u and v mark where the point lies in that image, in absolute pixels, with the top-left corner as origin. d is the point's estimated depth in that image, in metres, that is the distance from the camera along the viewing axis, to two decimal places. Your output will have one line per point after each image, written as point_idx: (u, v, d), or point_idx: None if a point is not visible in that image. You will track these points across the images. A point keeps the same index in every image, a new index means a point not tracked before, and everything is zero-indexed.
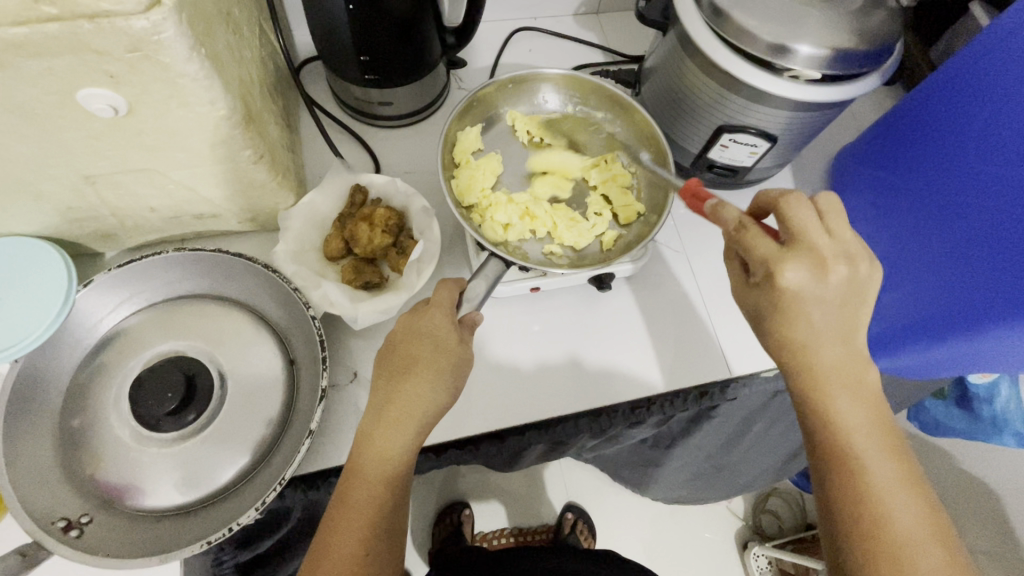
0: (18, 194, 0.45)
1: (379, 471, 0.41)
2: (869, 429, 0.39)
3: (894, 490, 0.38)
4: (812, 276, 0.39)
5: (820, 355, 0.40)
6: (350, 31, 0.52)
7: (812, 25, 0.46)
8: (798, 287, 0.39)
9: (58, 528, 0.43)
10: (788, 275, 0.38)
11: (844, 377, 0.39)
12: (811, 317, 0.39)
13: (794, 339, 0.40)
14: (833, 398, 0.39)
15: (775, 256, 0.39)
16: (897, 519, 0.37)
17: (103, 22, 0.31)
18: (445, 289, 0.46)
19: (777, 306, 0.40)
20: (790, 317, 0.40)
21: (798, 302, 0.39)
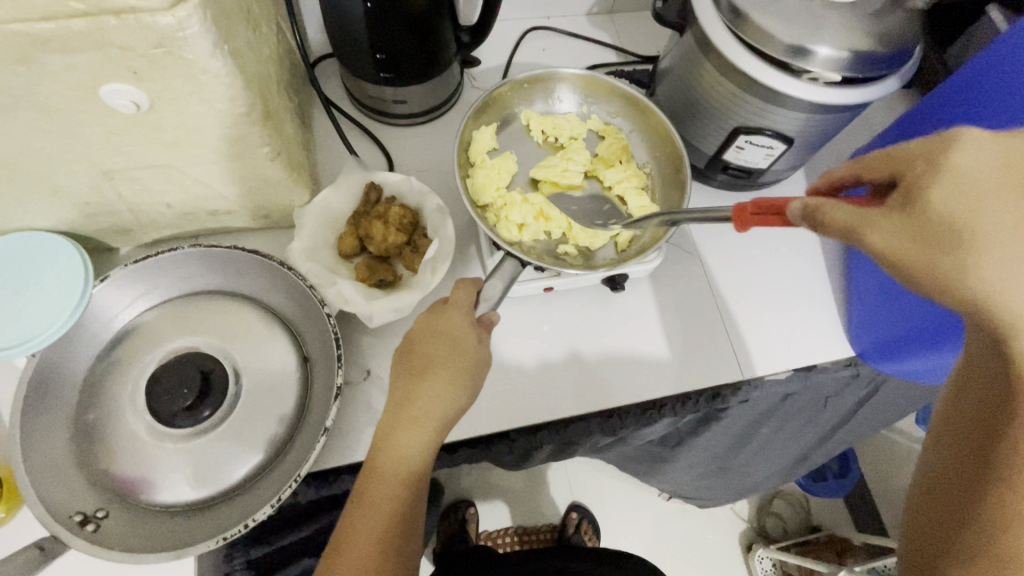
0: (36, 189, 0.45)
1: (397, 470, 0.41)
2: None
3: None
4: (996, 157, 0.27)
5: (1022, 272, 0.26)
6: (367, 29, 0.52)
7: (832, 27, 0.46)
8: (990, 167, 0.27)
9: (75, 522, 0.43)
10: (964, 152, 0.28)
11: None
12: (1010, 223, 0.27)
13: (987, 264, 0.27)
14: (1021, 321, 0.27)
15: (940, 140, 0.29)
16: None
17: (129, 18, 0.31)
18: (463, 289, 0.47)
19: (961, 201, 0.27)
20: (985, 224, 0.27)
21: (991, 196, 0.27)
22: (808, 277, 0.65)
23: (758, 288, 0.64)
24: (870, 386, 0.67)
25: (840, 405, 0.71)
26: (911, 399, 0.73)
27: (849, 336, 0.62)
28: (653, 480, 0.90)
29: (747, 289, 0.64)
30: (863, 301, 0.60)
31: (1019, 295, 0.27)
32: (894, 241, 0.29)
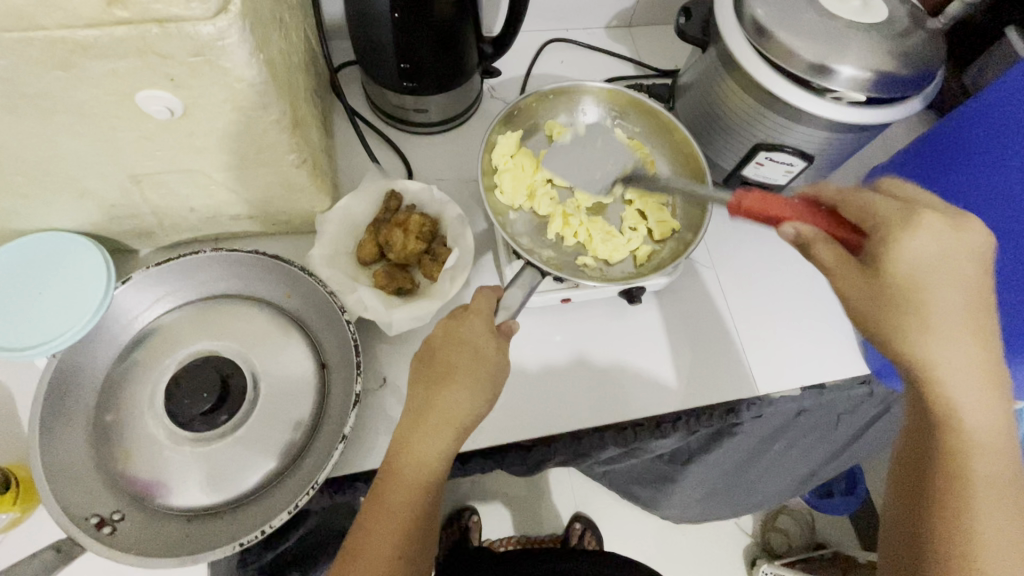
0: (65, 190, 0.46)
1: (416, 476, 0.41)
2: (988, 452, 0.36)
3: (1007, 527, 0.35)
4: (944, 239, 0.35)
5: (952, 350, 0.34)
6: (393, 39, 0.52)
7: (856, 48, 0.47)
8: (936, 255, 0.34)
9: (91, 524, 0.43)
10: (920, 232, 0.35)
11: (973, 383, 0.35)
12: (949, 294, 0.34)
13: (929, 333, 0.34)
14: (951, 385, 0.35)
15: (907, 215, 0.36)
16: (1000, 560, 0.34)
17: (170, 26, 0.32)
18: (484, 296, 0.47)
19: (919, 277, 0.34)
20: (931, 301, 0.34)
21: (938, 273, 0.34)
22: (824, 295, 0.65)
23: (775, 302, 0.64)
24: (883, 404, 0.67)
25: (853, 422, 0.71)
26: None
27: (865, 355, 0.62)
28: (659, 496, 0.89)
29: (764, 305, 0.64)
30: None
31: (946, 360, 0.35)
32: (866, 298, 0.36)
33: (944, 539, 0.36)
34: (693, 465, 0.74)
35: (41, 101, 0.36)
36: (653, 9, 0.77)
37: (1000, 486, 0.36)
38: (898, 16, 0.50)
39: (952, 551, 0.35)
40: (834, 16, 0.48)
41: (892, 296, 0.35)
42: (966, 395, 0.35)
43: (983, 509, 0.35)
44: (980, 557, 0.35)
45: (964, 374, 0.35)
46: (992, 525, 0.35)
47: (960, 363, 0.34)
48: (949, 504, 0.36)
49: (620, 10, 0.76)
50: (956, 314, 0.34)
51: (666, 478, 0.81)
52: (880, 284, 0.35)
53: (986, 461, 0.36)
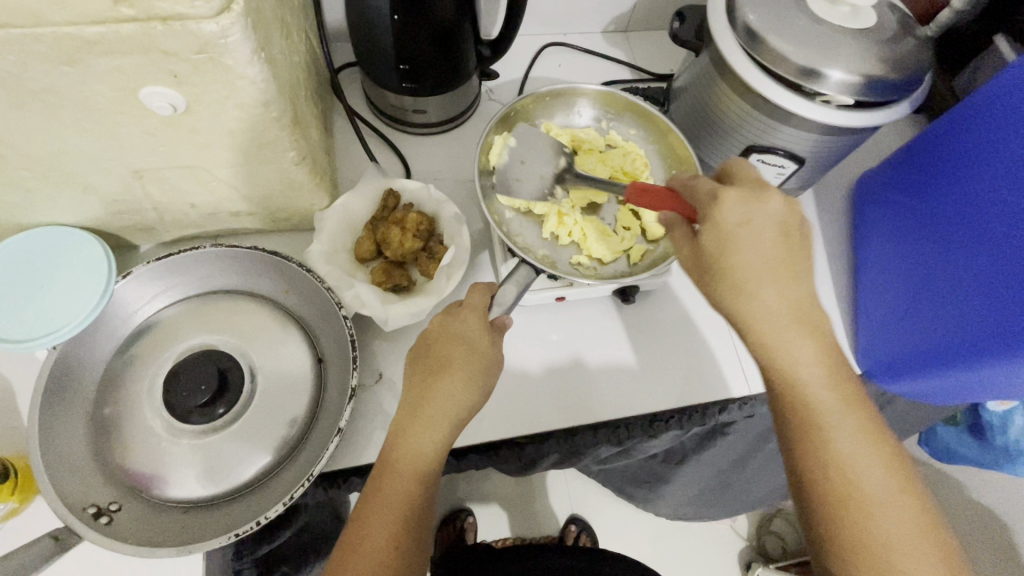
0: (68, 185, 0.47)
1: (412, 467, 0.42)
2: (822, 381, 0.41)
3: (853, 442, 0.40)
4: (747, 210, 0.41)
5: (767, 299, 0.40)
6: (392, 41, 0.53)
7: (844, 53, 0.48)
8: (742, 219, 0.41)
9: (89, 514, 0.44)
10: (729, 208, 0.41)
11: (792, 326, 0.41)
12: (757, 256, 0.40)
13: (749, 296, 0.40)
14: (773, 331, 0.40)
15: (715, 194, 0.42)
16: (859, 468, 0.40)
17: (175, 24, 0.33)
18: (478, 292, 0.48)
19: (734, 240, 0.40)
20: (744, 259, 0.40)
21: (744, 241, 0.40)
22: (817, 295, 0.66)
23: None
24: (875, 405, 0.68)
25: None
26: (915, 420, 0.73)
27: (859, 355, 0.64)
28: (653, 495, 0.90)
29: None
30: (877, 319, 0.62)
31: (764, 307, 0.40)
32: (690, 259, 0.43)
33: (814, 470, 0.41)
34: (687, 465, 0.75)
35: (47, 96, 0.37)
36: (650, 14, 0.78)
37: (843, 407, 0.41)
38: (887, 22, 0.51)
39: (827, 479, 0.40)
40: (823, 22, 0.49)
41: (713, 264, 0.41)
42: (788, 335, 0.41)
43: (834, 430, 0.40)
44: (851, 476, 0.40)
45: (779, 319, 0.40)
46: (844, 441, 0.40)
47: (778, 312, 0.40)
48: (807, 435, 0.41)
49: (616, 15, 0.77)
50: (768, 270, 0.40)
51: (659, 477, 0.82)
52: (703, 251, 0.42)
53: (823, 390, 0.41)
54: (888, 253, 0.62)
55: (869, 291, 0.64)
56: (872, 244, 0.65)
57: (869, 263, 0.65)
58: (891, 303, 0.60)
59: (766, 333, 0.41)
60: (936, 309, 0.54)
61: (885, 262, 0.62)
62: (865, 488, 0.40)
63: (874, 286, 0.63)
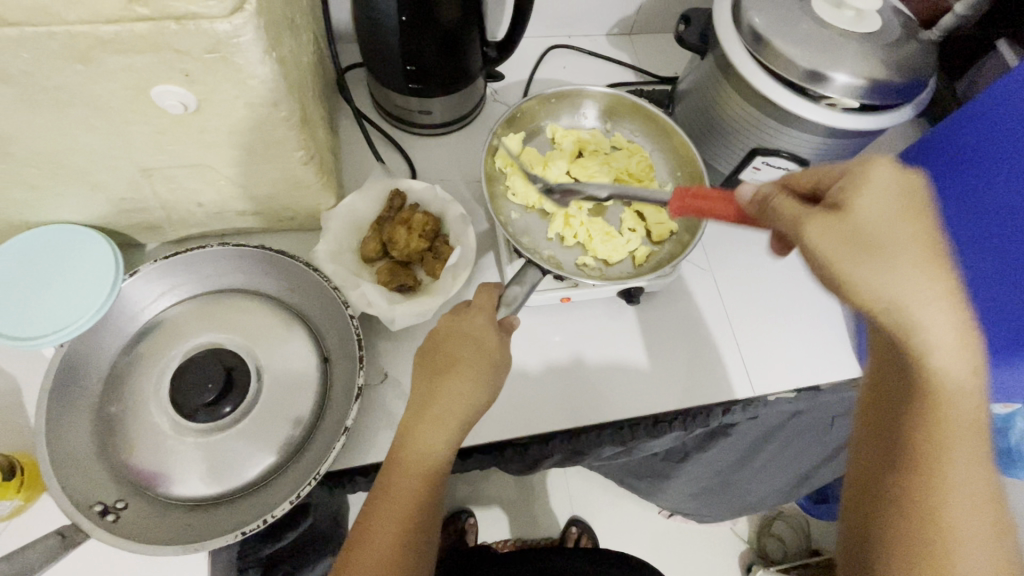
0: (77, 183, 0.47)
1: (419, 467, 0.42)
2: (960, 393, 0.35)
3: (967, 476, 0.35)
4: (905, 182, 0.34)
5: (912, 289, 0.34)
6: (400, 42, 0.53)
7: (849, 56, 0.48)
8: (896, 193, 0.34)
9: (95, 511, 0.44)
10: (879, 175, 0.34)
11: (939, 329, 0.34)
12: (913, 238, 0.34)
13: (891, 273, 0.34)
14: (914, 328, 0.34)
15: (873, 162, 0.35)
16: (960, 507, 0.35)
17: (187, 24, 0.33)
18: (486, 292, 0.48)
19: (875, 216, 0.34)
20: (891, 241, 0.34)
21: (898, 216, 0.34)
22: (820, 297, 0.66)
23: (770, 304, 0.65)
24: None
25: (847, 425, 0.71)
26: None
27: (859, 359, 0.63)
28: (654, 493, 0.90)
29: (760, 306, 0.65)
30: None
31: (903, 295, 0.34)
32: (825, 238, 0.34)
33: (919, 483, 0.36)
34: (688, 464, 0.75)
35: (59, 94, 0.37)
36: (654, 18, 0.78)
37: (972, 431, 0.35)
38: (892, 26, 0.52)
39: (924, 492, 0.35)
40: (828, 26, 0.50)
41: (857, 242, 0.34)
42: (930, 340, 0.34)
43: (949, 455, 0.35)
44: (947, 500, 0.35)
45: (924, 316, 0.34)
46: (959, 472, 0.35)
47: (930, 303, 0.34)
48: (909, 451, 0.36)
49: (621, 18, 0.78)
50: (922, 256, 0.34)
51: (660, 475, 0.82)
52: (848, 226, 0.34)
53: (960, 403, 0.35)
54: None
55: None
56: None
57: None
58: None
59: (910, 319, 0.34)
60: None
61: None
62: (956, 516, 0.35)
63: None
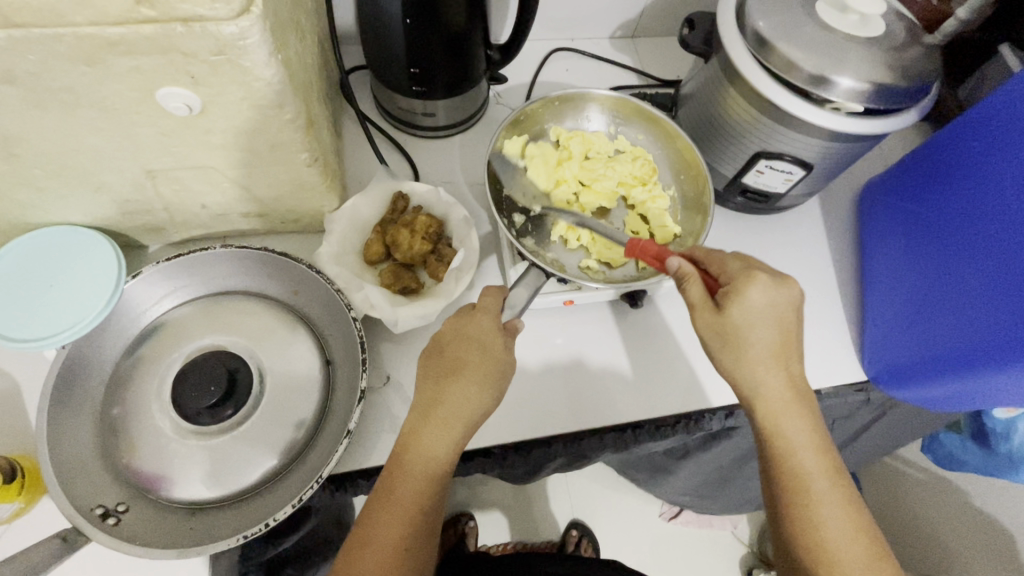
0: (80, 184, 0.47)
1: (424, 469, 0.42)
2: (808, 447, 0.45)
3: (836, 514, 0.44)
4: (768, 295, 0.45)
5: (762, 373, 0.45)
6: (404, 44, 0.53)
7: (853, 60, 0.48)
8: (758, 303, 0.45)
9: (96, 515, 0.44)
10: (749, 292, 0.45)
11: (788, 401, 0.46)
12: (764, 338, 0.45)
13: (748, 357, 0.45)
14: (767, 402, 0.45)
15: (746, 277, 0.46)
16: (837, 537, 0.44)
17: (194, 26, 0.33)
18: (491, 295, 0.48)
19: (744, 318, 0.45)
20: (752, 335, 0.45)
21: (756, 322, 0.45)
22: (821, 299, 0.67)
23: None
24: (879, 410, 0.68)
25: (848, 427, 0.72)
26: (917, 426, 0.74)
27: (864, 361, 0.63)
28: (654, 485, 0.91)
29: None
30: (881, 326, 0.61)
31: (757, 377, 0.46)
32: (707, 325, 0.46)
33: (799, 527, 0.44)
34: (688, 461, 0.76)
35: (64, 95, 0.37)
36: (657, 21, 0.79)
37: (824, 475, 0.45)
38: (896, 31, 0.52)
39: (804, 532, 0.44)
40: (832, 30, 0.50)
41: (729, 343, 0.45)
42: (779, 409, 0.46)
43: (817, 499, 0.45)
44: (826, 535, 0.44)
45: (772, 390, 0.45)
46: (829, 511, 0.44)
47: (774, 384, 0.45)
48: (790, 502, 0.45)
49: (624, 21, 0.78)
50: (768, 350, 0.45)
51: (660, 470, 0.82)
52: (725, 319, 0.45)
53: (809, 456, 0.45)
54: (894, 260, 0.62)
55: (875, 298, 0.64)
56: (877, 252, 0.65)
57: (873, 268, 0.65)
58: (894, 311, 0.60)
59: (761, 397, 0.46)
60: (942, 318, 0.54)
61: (889, 268, 0.62)
62: (837, 547, 0.43)
63: (880, 293, 0.63)
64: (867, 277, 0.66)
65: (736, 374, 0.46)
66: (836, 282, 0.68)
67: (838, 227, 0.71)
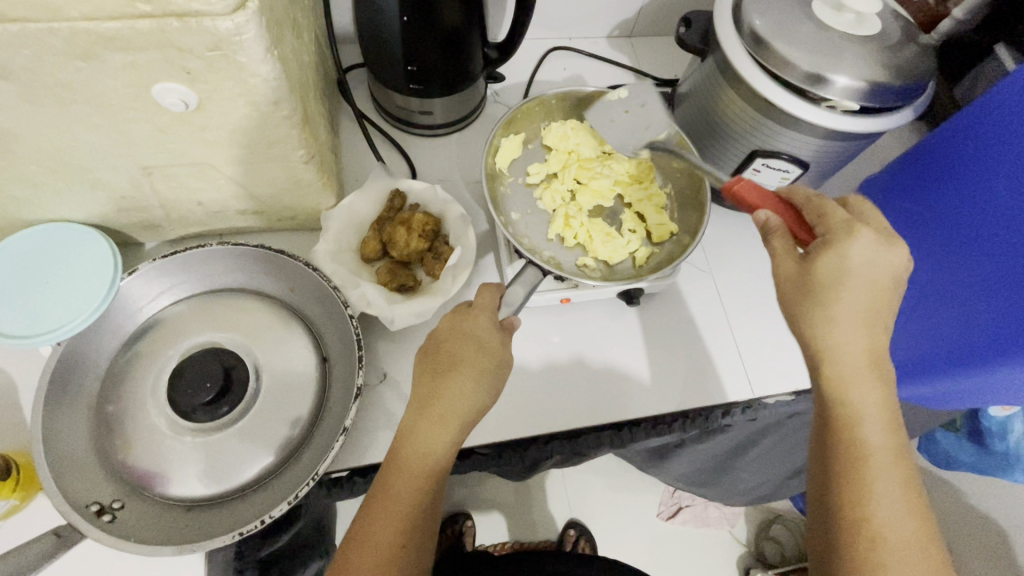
0: (76, 181, 0.47)
1: (420, 466, 0.42)
2: (877, 420, 0.40)
3: (895, 496, 0.39)
4: (876, 247, 0.41)
5: (845, 332, 0.41)
6: (401, 42, 0.53)
7: (849, 59, 0.48)
8: (859, 255, 0.41)
9: (91, 512, 0.43)
10: (860, 235, 0.41)
11: (865, 368, 0.40)
12: (862, 296, 0.41)
13: (832, 312, 0.41)
14: (843, 363, 0.41)
15: (848, 229, 0.42)
16: (891, 520, 0.38)
17: (190, 21, 0.33)
18: (488, 293, 0.48)
19: (838, 270, 0.41)
20: (842, 290, 0.41)
21: (858, 273, 0.41)
22: None
23: (770, 304, 0.65)
24: None
25: None
26: (912, 425, 0.74)
27: None
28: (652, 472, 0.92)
29: (759, 306, 0.65)
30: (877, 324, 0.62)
31: (837, 335, 0.41)
32: (792, 275, 0.43)
33: (851, 502, 0.39)
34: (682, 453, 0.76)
35: (59, 91, 0.37)
36: (654, 20, 0.79)
37: (889, 452, 0.40)
38: (892, 30, 0.52)
39: (856, 510, 0.39)
40: (828, 28, 0.50)
41: (823, 291, 0.41)
42: (855, 374, 0.40)
43: (877, 476, 0.39)
44: (878, 515, 0.38)
45: (849, 352, 0.41)
46: (887, 491, 0.39)
47: (854, 348, 0.40)
48: (845, 474, 0.39)
49: (621, 20, 0.78)
50: (857, 310, 0.41)
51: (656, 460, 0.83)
52: (813, 271, 0.41)
53: (875, 429, 0.40)
54: None
55: None
56: None
57: None
58: (890, 310, 0.60)
59: (836, 355, 0.41)
60: (938, 316, 0.54)
61: None
62: (889, 533, 0.38)
63: None
64: None
65: (816, 327, 0.41)
66: None
67: None
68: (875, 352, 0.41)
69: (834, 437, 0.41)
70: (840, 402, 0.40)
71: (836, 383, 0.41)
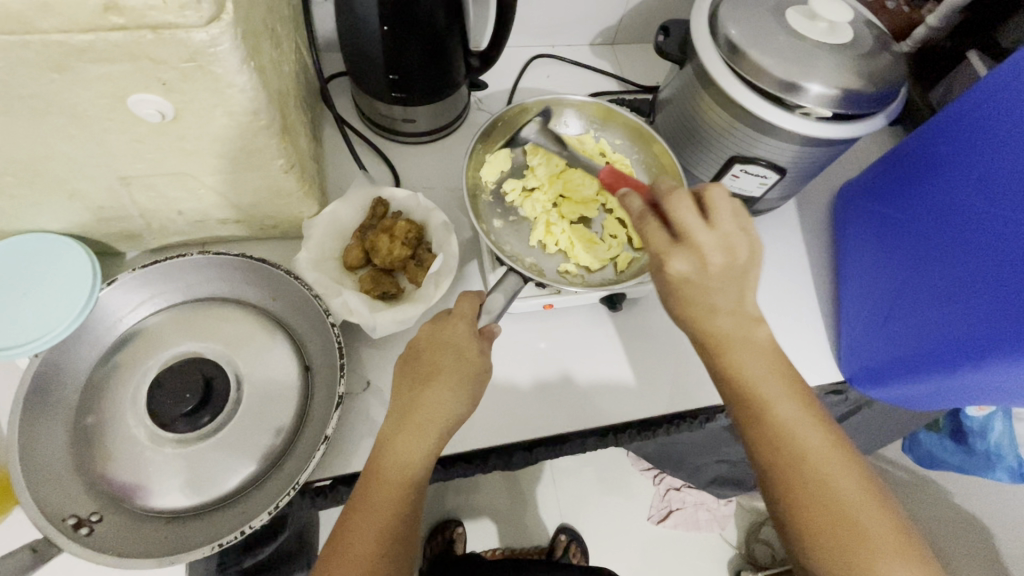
0: (54, 191, 0.46)
1: (401, 474, 0.42)
2: (782, 393, 0.42)
3: (808, 433, 0.41)
4: (698, 265, 0.40)
5: (718, 303, 0.41)
6: (382, 51, 0.54)
7: (822, 67, 0.49)
8: (685, 275, 0.40)
9: (69, 525, 0.43)
10: (675, 266, 0.40)
11: (742, 327, 0.42)
12: (725, 297, 0.41)
13: (697, 307, 0.41)
14: (720, 325, 0.41)
15: (667, 252, 0.41)
16: (815, 455, 0.40)
17: (164, 33, 0.33)
18: (467, 301, 0.48)
19: (675, 284, 0.41)
20: (703, 296, 0.41)
21: (705, 288, 0.41)
22: (799, 301, 0.68)
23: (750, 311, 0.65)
24: (855, 409, 0.69)
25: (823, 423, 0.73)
26: (895, 425, 0.74)
27: (839, 361, 0.65)
28: None
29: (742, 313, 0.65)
30: (857, 325, 0.63)
31: (717, 314, 0.41)
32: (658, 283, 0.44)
33: (777, 450, 0.40)
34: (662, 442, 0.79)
35: (33, 102, 0.37)
36: (636, 28, 0.80)
37: (786, 398, 0.42)
38: (863, 38, 0.53)
39: (802, 484, 0.40)
40: (801, 37, 0.51)
41: (679, 307, 0.42)
42: (735, 340, 0.42)
43: (784, 422, 0.41)
44: (804, 452, 0.40)
45: (726, 322, 0.41)
46: (797, 431, 0.41)
47: (730, 315, 0.41)
48: (762, 433, 0.41)
49: (604, 28, 0.79)
50: (721, 294, 0.41)
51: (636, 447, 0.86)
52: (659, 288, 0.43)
53: (786, 405, 0.41)
54: (870, 260, 0.63)
55: (852, 297, 0.64)
56: (854, 252, 0.66)
57: (850, 269, 0.66)
58: (870, 311, 0.61)
59: (730, 345, 0.42)
60: (915, 313, 0.55)
61: (864, 268, 0.64)
62: (837, 490, 0.39)
63: (856, 293, 0.64)
64: (843, 279, 0.67)
65: (695, 326, 0.42)
66: (816, 286, 0.69)
67: (815, 231, 0.73)
68: (748, 327, 0.42)
69: (749, 418, 0.42)
70: (749, 387, 0.42)
71: (735, 370, 0.42)
